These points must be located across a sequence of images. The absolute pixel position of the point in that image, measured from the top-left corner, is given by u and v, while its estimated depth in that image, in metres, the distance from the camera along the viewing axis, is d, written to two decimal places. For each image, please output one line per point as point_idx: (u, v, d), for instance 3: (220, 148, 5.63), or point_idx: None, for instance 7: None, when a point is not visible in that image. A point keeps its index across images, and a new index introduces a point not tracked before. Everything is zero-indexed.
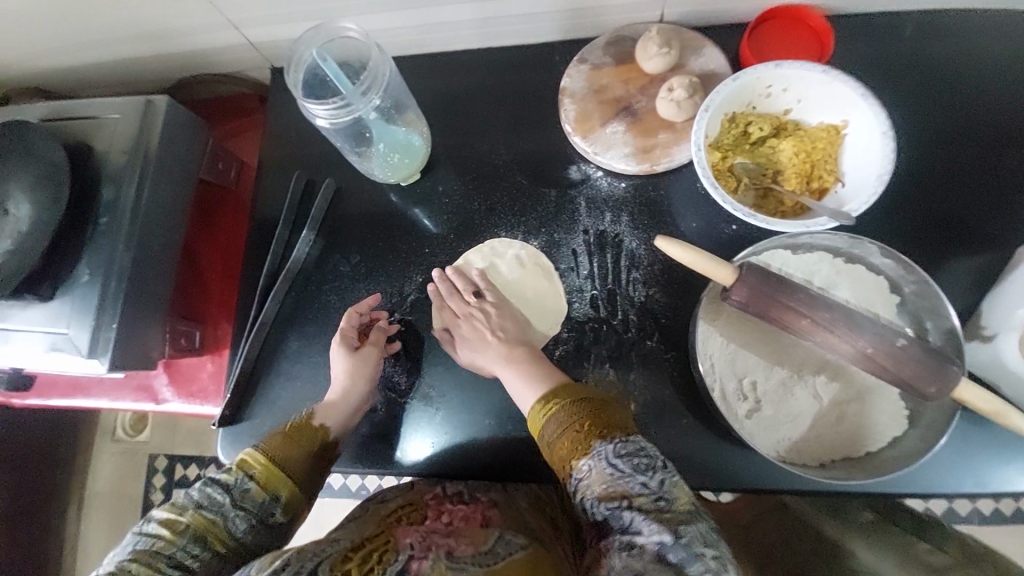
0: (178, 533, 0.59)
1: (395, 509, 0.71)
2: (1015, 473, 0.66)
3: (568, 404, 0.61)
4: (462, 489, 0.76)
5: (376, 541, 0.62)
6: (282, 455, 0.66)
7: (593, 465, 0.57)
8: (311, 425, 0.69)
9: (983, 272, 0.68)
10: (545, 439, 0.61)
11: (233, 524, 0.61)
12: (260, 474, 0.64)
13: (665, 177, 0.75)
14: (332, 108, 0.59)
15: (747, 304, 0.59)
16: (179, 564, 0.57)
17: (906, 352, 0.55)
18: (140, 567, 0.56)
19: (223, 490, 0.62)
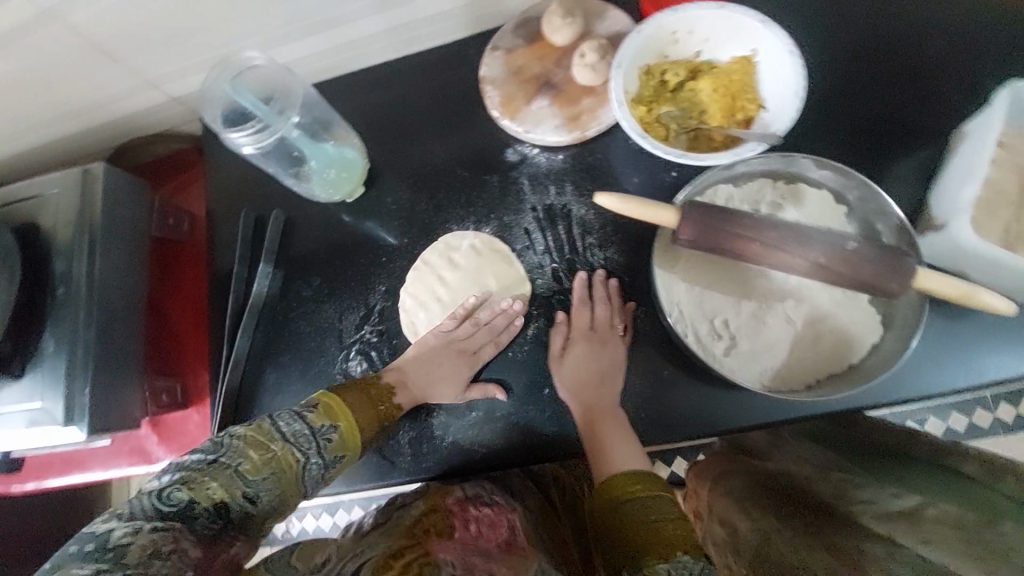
0: (262, 463, 0.56)
1: (420, 517, 0.62)
2: (1006, 356, 0.65)
3: (662, 495, 0.58)
4: (478, 493, 0.69)
5: (414, 552, 0.53)
6: (361, 413, 0.66)
7: (673, 575, 0.51)
8: (393, 400, 0.70)
9: (924, 167, 0.69)
10: (619, 510, 0.58)
11: (308, 470, 0.59)
12: (342, 428, 0.63)
13: (599, 141, 0.76)
14: (252, 132, 0.64)
15: (697, 242, 0.59)
16: (249, 496, 0.54)
17: (857, 254, 0.55)
18: (216, 487, 0.52)
19: (309, 433, 0.60)
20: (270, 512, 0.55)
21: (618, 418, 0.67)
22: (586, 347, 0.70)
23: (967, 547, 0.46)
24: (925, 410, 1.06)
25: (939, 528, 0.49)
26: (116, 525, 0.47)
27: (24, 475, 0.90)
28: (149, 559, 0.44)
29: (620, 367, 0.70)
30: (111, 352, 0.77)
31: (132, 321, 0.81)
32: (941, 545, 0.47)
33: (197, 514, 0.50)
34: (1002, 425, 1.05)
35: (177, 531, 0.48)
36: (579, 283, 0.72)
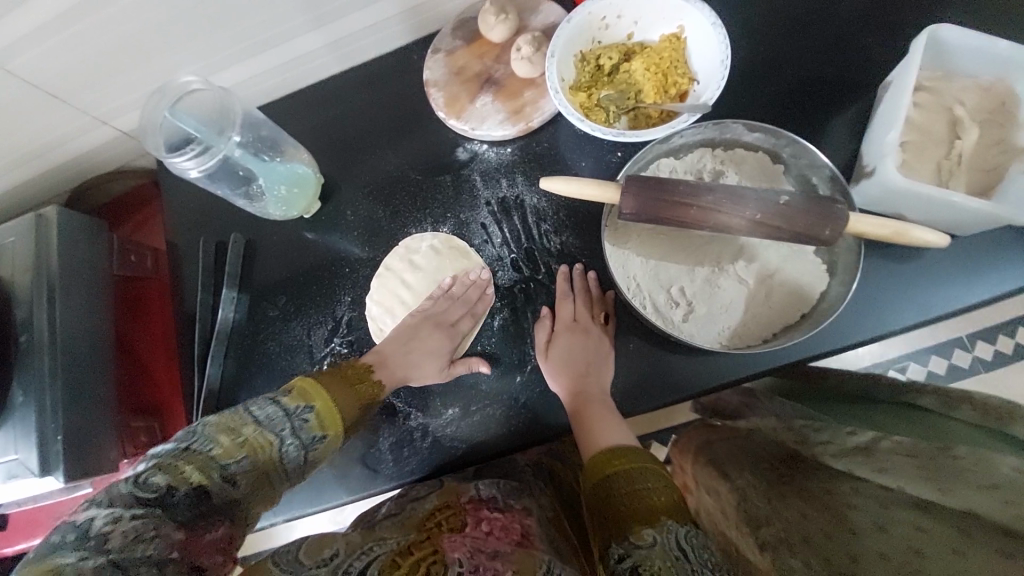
0: (234, 447, 0.56)
1: (433, 512, 0.63)
2: (950, 291, 0.68)
3: (647, 467, 0.59)
4: (494, 496, 0.69)
5: (424, 548, 0.55)
6: (341, 396, 0.65)
7: (660, 541, 0.52)
8: (372, 378, 0.69)
9: (854, 121, 0.72)
10: (619, 490, 0.57)
11: (284, 450, 0.59)
12: (319, 407, 0.62)
13: (545, 131, 0.78)
14: (194, 155, 0.66)
15: (640, 214, 0.61)
16: (226, 478, 0.55)
17: (791, 207, 0.58)
18: (191, 471, 0.53)
19: (283, 414, 0.60)
20: (253, 494, 0.56)
21: (605, 401, 0.68)
22: (571, 337, 0.70)
23: (923, 473, 0.52)
24: (902, 359, 1.09)
25: (894, 458, 0.55)
26: (97, 513, 0.48)
27: (12, 534, 0.88)
28: (133, 543, 0.47)
29: (609, 355, 0.71)
30: (83, 394, 0.76)
31: (101, 362, 0.80)
32: (897, 472, 0.54)
33: (176, 499, 0.51)
34: (978, 364, 1.08)
35: (157, 516, 0.49)
36: (561, 278, 0.74)
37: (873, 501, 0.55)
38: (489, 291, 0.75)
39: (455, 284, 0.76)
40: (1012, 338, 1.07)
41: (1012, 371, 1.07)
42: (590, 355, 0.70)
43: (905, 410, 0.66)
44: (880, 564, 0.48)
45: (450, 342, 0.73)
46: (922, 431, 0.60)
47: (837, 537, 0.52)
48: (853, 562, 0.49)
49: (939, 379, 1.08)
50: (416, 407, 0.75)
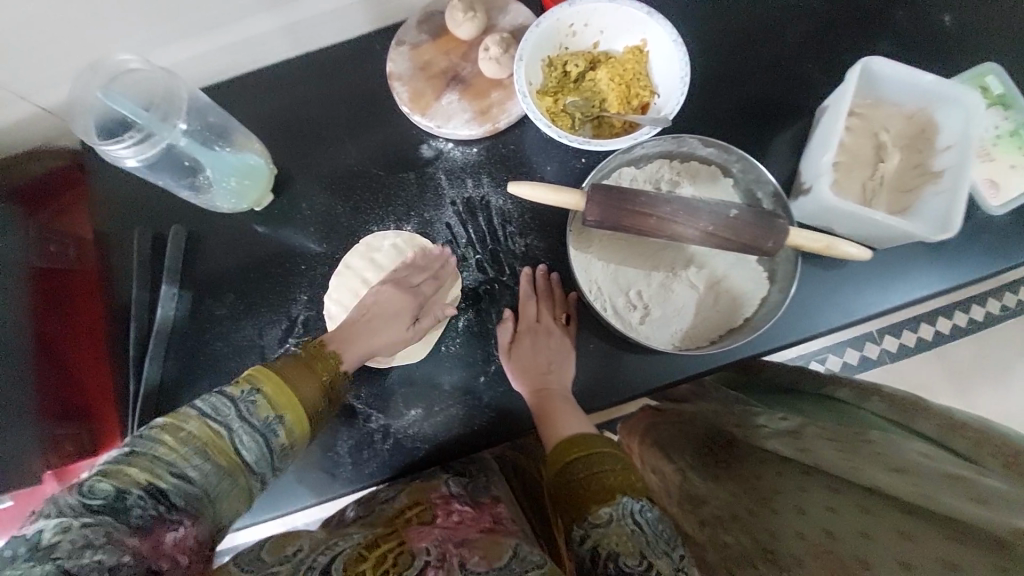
0: (179, 442, 0.52)
1: (402, 510, 0.63)
2: (869, 297, 0.76)
3: (605, 451, 0.60)
4: (465, 492, 0.69)
5: (389, 541, 0.55)
6: (296, 378, 0.62)
7: (615, 516, 0.53)
8: (326, 353, 0.66)
9: (795, 140, 0.78)
10: (575, 474, 0.58)
11: (239, 438, 0.55)
12: (267, 389, 0.58)
13: (512, 133, 0.78)
14: (133, 144, 0.60)
15: (603, 222, 0.63)
16: (178, 475, 0.51)
17: (739, 220, 0.63)
18: (137, 472, 0.49)
19: (229, 402, 0.56)
20: (211, 489, 0.53)
21: (565, 397, 0.70)
22: (532, 338, 0.72)
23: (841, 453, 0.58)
24: (824, 351, 1.21)
25: (817, 442, 0.61)
26: (46, 525, 0.45)
27: None
28: (80, 550, 0.44)
29: (569, 355, 0.73)
30: None
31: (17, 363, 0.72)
32: (819, 452, 0.59)
33: (128, 503, 0.48)
34: (886, 355, 1.21)
35: (109, 523, 0.46)
36: (524, 279, 0.75)
37: (795, 482, 0.61)
38: (449, 257, 0.75)
39: (415, 258, 0.75)
40: (915, 332, 1.21)
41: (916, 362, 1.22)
42: (555, 359, 0.72)
43: (828, 402, 0.73)
44: (797, 542, 0.55)
45: (413, 306, 0.73)
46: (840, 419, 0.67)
47: (766, 517, 0.60)
48: (772, 538, 0.57)
49: (855, 370, 1.21)
50: (374, 410, 0.74)
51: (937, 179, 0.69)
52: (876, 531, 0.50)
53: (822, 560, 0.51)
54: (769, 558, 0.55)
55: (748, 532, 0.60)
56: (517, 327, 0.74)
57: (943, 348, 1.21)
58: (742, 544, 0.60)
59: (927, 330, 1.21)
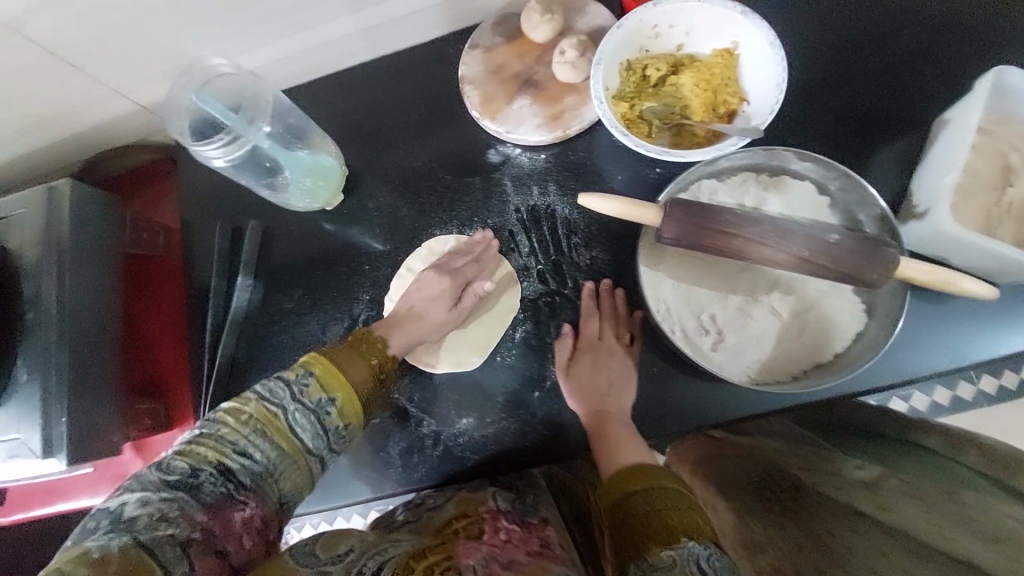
0: (241, 423, 0.54)
1: (450, 521, 0.61)
2: (988, 339, 0.66)
3: (668, 486, 0.54)
4: (513, 509, 0.65)
5: (436, 554, 0.53)
6: (349, 362, 0.62)
7: (678, 562, 0.48)
8: (373, 337, 0.66)
9: (905, 155, 0.69)
10: (635, 509, 0.54)
11: (293, 418, 0.56)
12: (320, 372, 0.59)
13: (583, 139, 0.75)
14: (222, 145, 0.63)
15: (682, 240, 0.58)
16: (241, 454, 0.53)
17: (841, 246, 0.56)
18: (207, 451, 0.52)
19: (284, 384, 0.57)
20: (272, 471, 0.55)
21: (624, 419, 0.66)
22: (592, 357, 0.69)
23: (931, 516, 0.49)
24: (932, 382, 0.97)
25: (899, 500, 0.53)
26: (129, 498, 0.48)
27: (7, 506, 0.87)
28: (156, 523, 0.47)
29: (630, 377, 0.69)
30: (87, 376, 0.74)
31: (107, 342, 0.78)
32: (903, 514, 0.51)
33: (201, 480, 0.51)
34: None
35: (183, 500, 0.49)
36: (586, 294, 0.72)
37: (876, 532, 0.52)
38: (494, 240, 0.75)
39: (459, 244, 0.76)
40: None
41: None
42: (619, 380, 0.68)
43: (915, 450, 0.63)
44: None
45: (451, 286, 0.72)
46: (927, 471, 0.57)
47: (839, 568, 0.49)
48: None
49: (965, 406, 0.96)
50: (426, 415, 0.73)
51: None
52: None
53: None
54: None
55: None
56: (582, 343, 0.70)
57: None
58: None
59: None
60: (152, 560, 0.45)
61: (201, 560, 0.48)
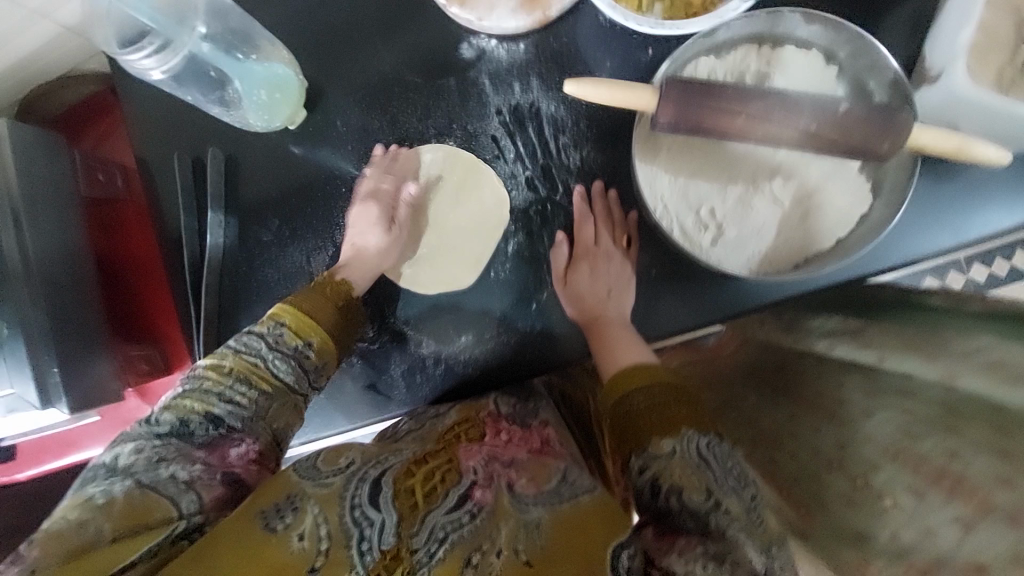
0: (222, 376, 0.55)
1: (451, 426, 0.62)
2: (993, 212, 0.64)
3: (668, 383, 0.54)
4: (514, 412, 0.66)
5: (439, 458, 0.55)
6: (315, 307, 0.61)
7: (679, 450, 0.50)
8: (337, 279, 0.65)
9: (920, 14, 0.63)
10: (622, 410, 0.54)
11: (275, 366, 0.57)
12: (290, 321, 0.59)
13: (565, 23, 0.67)
14: (153, 52, 0.59)
15: (678, 123, 0.54)
16: (228, 402, 0.54)
17: (850, 116, 0.52)
18: (192, 403, 0.52)
19: (258, 336, 0.58)
20: (262, 415, 0.55)
21: (623, 324, 0.64)
22: (590, 263, 0.66)
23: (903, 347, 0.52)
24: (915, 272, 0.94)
25: (879, 338, 0.56)
26: (123, 450, 0.49)
27: (21, 462, 0.87)
28: (151, 463, 0.47)
29: (630, 282, 0.67)
30: (73, 326, 0.71)
31: (83, 292, 0.74)
32: (880, 346, 0.54)
33: (191, 428, 0.51)
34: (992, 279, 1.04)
35: (176, 445, 0.50)
36: (578, 198, 0.68)
37: (861, 392, 0.53)
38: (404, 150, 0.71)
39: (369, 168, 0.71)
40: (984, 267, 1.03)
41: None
42: (614, 288, 0.66)
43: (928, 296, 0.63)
44: (870, 445, 0.49)
45: (385, 210, 0.70)
46: (919, 321, 0.55)
47: (822, 431, 0.54)
48: (843, 450, 0.51)
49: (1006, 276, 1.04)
50: (422, 338, 0.72)
51: None
52: (969, 432, 0.42)
53: (901, 462, 0.45)
54: (836, 469, 0.51)
55: (808, 442, 0.55)
56: (575, 245, 0.68)
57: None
58: (795, 457, 0.56)
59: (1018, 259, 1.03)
60: (157, 496, 0.45)
61: (209, 490, 0.48)
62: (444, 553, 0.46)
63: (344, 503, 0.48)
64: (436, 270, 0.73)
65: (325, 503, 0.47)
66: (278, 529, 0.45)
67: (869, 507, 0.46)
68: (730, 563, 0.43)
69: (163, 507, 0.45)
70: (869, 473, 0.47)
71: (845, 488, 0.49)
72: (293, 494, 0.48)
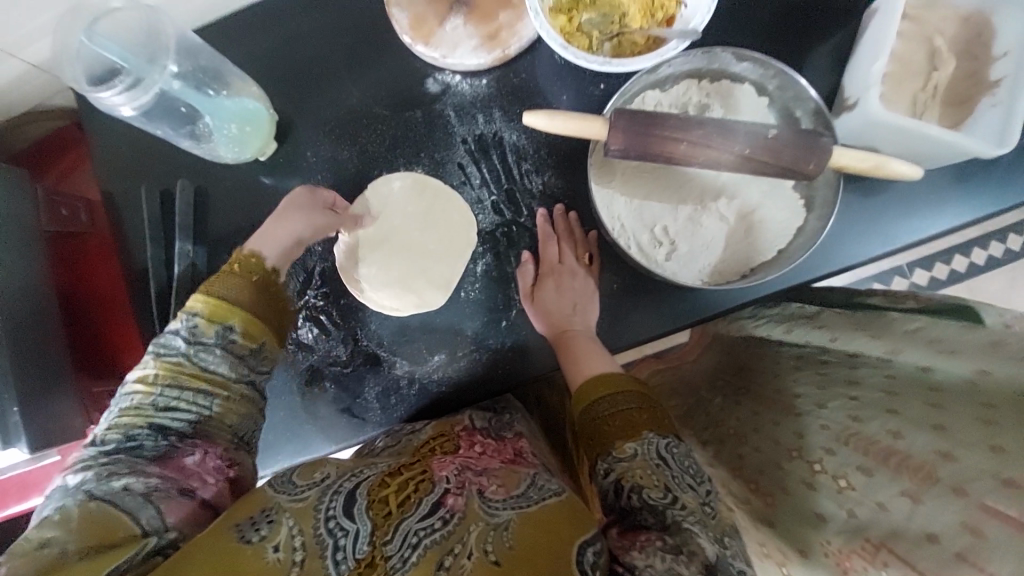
0: (151, 385, 0.55)
1: (427, 441, 0.63)
2: (916, 222, 0.71)
3: (630, 390, 0.58)
4: (488, 426, 0.69)
5: (414, 469, 0.55)
6: (231, 289, 0.59)
7: (639, 452, 0.53)
8: (246, 256, 0.63)
9: (839, 51, 0.70)
10: (588, 416, 0.58)
11: (202, 360, 0.56)
12: (205, 308, 0.57)
13: (523, 61, 0.72)
14: (124, 89, 0.58)
15: (628, 151, 0.59)
16: (164, 410, 0.54)
17: (779, 141, 0.58)
18: (131, 419, 0.53)
19: (175, 333, 0.57)
20: (207, 417, 0.56)
21: (590, 337, 0.68)
22: (554, 281, 0.70)
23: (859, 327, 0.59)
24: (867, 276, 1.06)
25: (835, 321, 0.63)
26: (75, 471, 0.51)
27: None
28: (104, 478, 0.50)
29: (593, 296, 0.71)
30: (34, 364, 0.69)
31: (45, 327, 0.73)
32: (836, 330, 0.61)
33: (136, 440, 0.53)
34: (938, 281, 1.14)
35: (126, 459, 0.52)
36: (541, 220, 0.72)
37: (813, 386, 0.60)
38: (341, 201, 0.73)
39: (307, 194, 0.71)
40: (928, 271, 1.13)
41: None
42: (581, 304, 0.70)
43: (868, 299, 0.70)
44: (822, 433, 0.55)
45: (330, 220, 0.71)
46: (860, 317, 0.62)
47: (781, 425, 0.61)
48: (802, 440, 0.57)
49: (956, 277, 1.13)
50: (397, 359, 0.74)
51: (993, 90, 0.62)
52: (906, 408, 0.48)
53: (852, 445, 0.51)
54: (798, 456, 0.57)
55: (770, 436, 0.62)
56: (547, 266, 0.71)
57: (976, 279, 1.13)
58: (761, 450, 0.63)
59: (962, 262, 1.13)
60: (120, 511, 0.48)
61: (171, 504, 0.51)
62: (417, 557, 0.46)
63: (319, 516, 0.49)
64: (407, 292, 0.74)
65: (300, 516, 0.49)
66: (253, 540, 0.47)
67: (823, 487, 0.52)
68: (686, 554, 0.46)
69: (125, 523, 0.48)
70: (824, 458, 0.53)
71: (804, 473, 0.55)
72: (269, 509, 0.50)
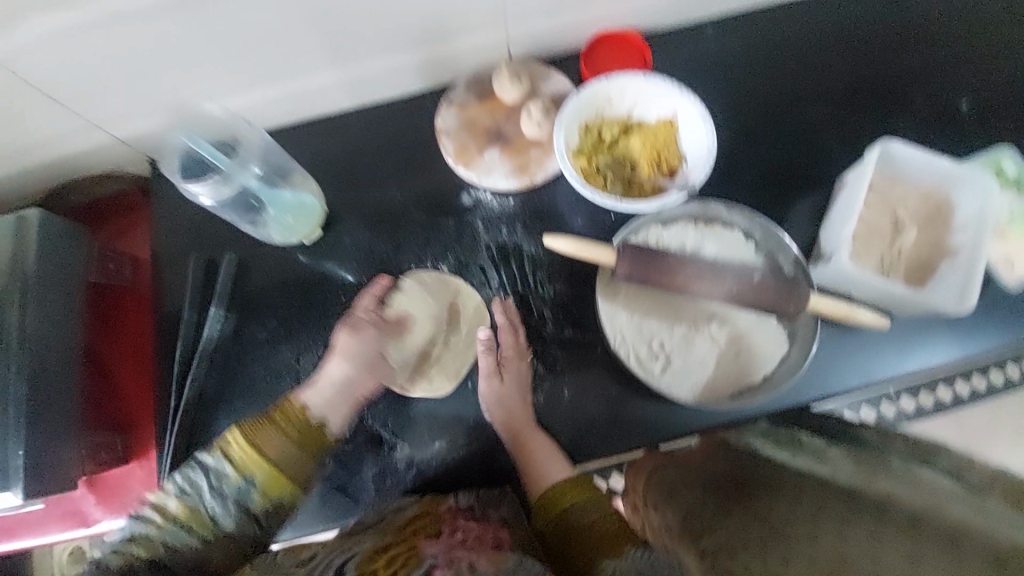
0: (165, 520, 0.59)
1: (410, 520, 0.65)
2: (889, 361, 0.78)
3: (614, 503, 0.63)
4: (473, 505, 0.71)
5: (399, 547, 0.58)
6: (269, 443, 0.61)
7: (631, 558, 0.55)
8: (298, 407, 0.66)
9: (816, 209, 0.82)
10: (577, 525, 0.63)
11: (212, 509, 0.60)
12: (237, 458, 0.60)
13: (547, 187, 0.83)
14: (211, 183, 0.67)
15: (632, 276, 0.69)
16: (169, 547, 0.59)
17: (761, 284, 0.68)
18: (138, 549, 0.58)
19: (202, 473, 0.60)
20: (203, 558, 0.59)
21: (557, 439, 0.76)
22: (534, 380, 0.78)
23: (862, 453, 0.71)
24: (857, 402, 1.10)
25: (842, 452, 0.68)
26: None
27: None
28: None
29: (583, 396, 0.78)
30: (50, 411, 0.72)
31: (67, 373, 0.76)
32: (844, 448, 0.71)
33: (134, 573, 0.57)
34: None
35: None
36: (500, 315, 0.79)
37: None
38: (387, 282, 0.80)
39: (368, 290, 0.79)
40: None
41: (971, 412, 1.07)
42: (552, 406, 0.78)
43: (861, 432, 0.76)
44: None
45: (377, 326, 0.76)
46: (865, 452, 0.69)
47: None
48: None
49: None
50: (398, 440, 0.77)
51: (953, 257, 0.74)
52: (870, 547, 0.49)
53: None
54: None
55: None
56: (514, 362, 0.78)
57: None
58: None
59: None
60: None
61: None
62: None
63: None
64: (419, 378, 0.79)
65: None
66: None
67: None
68: None
69: None
70: None
71: None
72: None
